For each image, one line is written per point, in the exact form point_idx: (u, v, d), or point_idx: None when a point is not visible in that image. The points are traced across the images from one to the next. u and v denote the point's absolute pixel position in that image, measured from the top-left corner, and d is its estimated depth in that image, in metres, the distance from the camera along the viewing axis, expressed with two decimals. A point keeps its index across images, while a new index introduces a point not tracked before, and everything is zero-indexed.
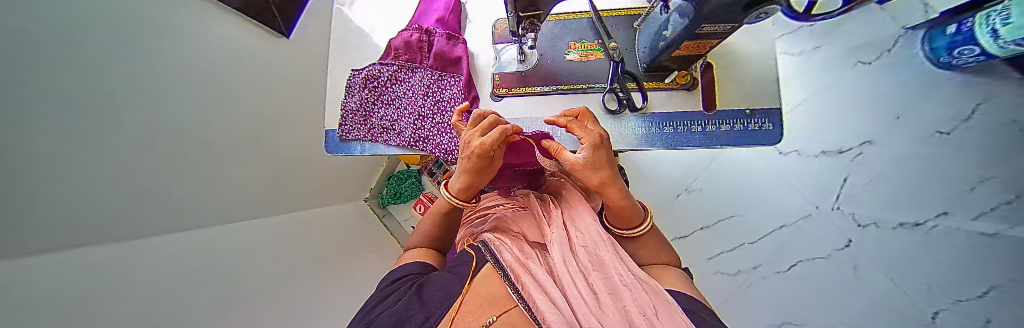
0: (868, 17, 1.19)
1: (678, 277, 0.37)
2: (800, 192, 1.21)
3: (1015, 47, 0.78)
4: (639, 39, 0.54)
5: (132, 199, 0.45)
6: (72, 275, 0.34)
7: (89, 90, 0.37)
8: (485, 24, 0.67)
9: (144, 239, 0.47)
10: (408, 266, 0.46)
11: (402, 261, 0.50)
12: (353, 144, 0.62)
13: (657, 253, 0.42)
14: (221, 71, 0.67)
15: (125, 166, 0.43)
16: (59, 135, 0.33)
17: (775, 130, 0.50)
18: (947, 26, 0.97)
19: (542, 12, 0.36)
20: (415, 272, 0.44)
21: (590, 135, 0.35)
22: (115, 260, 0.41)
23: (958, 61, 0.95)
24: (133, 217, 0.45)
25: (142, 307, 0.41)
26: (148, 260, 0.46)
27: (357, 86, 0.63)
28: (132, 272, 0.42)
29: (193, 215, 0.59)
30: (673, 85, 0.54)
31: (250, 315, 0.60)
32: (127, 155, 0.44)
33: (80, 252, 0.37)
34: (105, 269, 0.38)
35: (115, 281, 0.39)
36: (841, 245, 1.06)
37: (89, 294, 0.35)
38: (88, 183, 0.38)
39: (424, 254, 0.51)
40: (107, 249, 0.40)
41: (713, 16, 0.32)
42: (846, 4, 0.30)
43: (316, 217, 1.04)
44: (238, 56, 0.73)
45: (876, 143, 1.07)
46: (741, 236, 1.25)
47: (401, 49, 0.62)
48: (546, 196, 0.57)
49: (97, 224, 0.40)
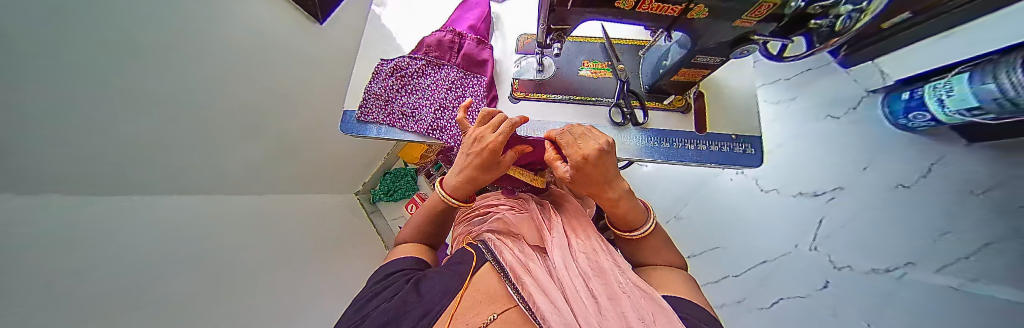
0: (836, 78, 1.36)
1: (676, 280, 0.40)
2: (783, 229, 1.23)
3: (961, 115, 0.95)
4: (643, 65, 0.61)
5: (112, 162, 0.44)
6: (64, 234, 0.34)
7: (100, 56, 0.37)
8: (510, 37, 0.74)
9: (117, 202, 0.45)
10: (404, 260, 0.46)
11: (393, 257, 0.49)
12: (370, 125, 0.64)
13: (659, 256, 0.45)
14: (243, 51, 0.68)
15: (115, 135, 0.43)
16: (59, 100, 0.33)
17: (756, 154, 0.56)
18: (902, 93, 1.13)
19: (569, 27, 0.42)
20: (407, 269, 0.43)
21: (575, 154, 0.36)
22: (98, 224, 0.39)
23: (914, 123, 1.13)
24: (105, 182, 0.44)
25: (141, 270, 0.41)
26: (130, 228, 0.44)
27: (384, 74, 0.67)
28: (122, 240, 0.41)
29: (174, 188, 0.57)
30: (670, 107, 0.61)
31: (241, 299, 0.58)
32: (124, 115, 0.43)
33: (60, 218, 0.35)
34: (93, 231, 0.38)
35: (111, 245, 0.39)
36: (820, 286, 1.12)
37: (85, 261, 0.34)
38: (75, 153, 0.38)
39: (417, 249, 0.50)
40: (77, 211, 0.38)
41: (707, 49, 0.40)
42: (809, 50, 0.36)
43: (301, 206, 1.01)
44: (270, 42, 0.76)
45: (846, 189, 1.19)
46: (726, 268, 1.23)
47: (433, 47, 0.68)
48: (547, 202, 0.59)
49: (63, 186, 0.38)
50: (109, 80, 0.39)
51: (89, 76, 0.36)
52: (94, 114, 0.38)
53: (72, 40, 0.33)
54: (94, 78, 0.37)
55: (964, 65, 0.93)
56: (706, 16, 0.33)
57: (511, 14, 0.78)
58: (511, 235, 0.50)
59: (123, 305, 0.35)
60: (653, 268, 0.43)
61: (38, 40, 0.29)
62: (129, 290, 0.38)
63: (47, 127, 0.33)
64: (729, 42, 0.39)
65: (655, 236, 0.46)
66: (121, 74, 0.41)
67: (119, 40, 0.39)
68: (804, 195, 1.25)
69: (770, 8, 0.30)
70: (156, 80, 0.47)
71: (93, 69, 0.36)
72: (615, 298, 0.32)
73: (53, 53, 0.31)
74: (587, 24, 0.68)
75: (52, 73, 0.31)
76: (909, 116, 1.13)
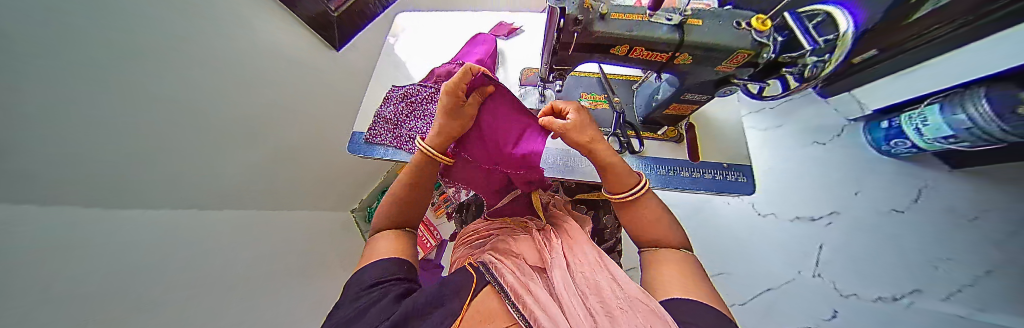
0: (818, 109, 1.45)
1: (682, 271, 0.30)
2: (785, 257, 1.21)
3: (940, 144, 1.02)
4: (637, 98, 0.65)
5: (116, 171, 0.46)
6: (41, 240, 0.33)
7: (102, 58, 0.40)
8: (513, 72, 0.85)
9: (114, 208, 0.46)
10: (386, 263, 0.37)
11: (369, 259, 0.39)
12: (376, 147, 0.66)
13: (665, 238, 0.35)
14: (236, 61, 0.69)
15: (121, 144, 0.46)
16: (61, 99, 0.36)
17: (748, 182, 0.58)
18: (881, 122, 1.21)
19: (570, 68, 0.46)
20: (396, 277, 0.35)
21: (568, 105, 0.42)
22: (77, 233, 0.38)
23: (895, 149, 1.20)
24: (114, 188, 0.46)
25: (119, 279, 0.39)
26: (114, 237, 0.42)
27: (395, 98, 0.72)
28: (102, 250, 0.40)
29: (176, 198, 0.58)
30: (664, 137, 0.64)
31: (230, 316, 0.55)
32: (124, 124, 0.45)
33: (41, 224, 0.34)
34: (68, 239, 0.36)
35: (88, 244, 0.38)
36: (829, 316, 1.08)
37: (59, 268, 0.33)
38: (62, 157, 0.38)
39: (402, 247, 0.41)
40: (59, 217, 0.37)
41: (694, 87, 0.43)
42: (786, 91, 0.40)
43: (298, 224, 1.00)
44: (264, 55, 0.78)
45: (842, 213, 1.21)
46: (731, 296, 1.18)
47: (442, 77, 0.72)
48: (545, 224, 0.58)
49: (53, 189, 0.37)
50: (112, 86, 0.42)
51: (93, 81, 0.39)
52: (98, 118, 0.41)
53: (70, 43, 0.36)
54: (98, 85, 0.40)
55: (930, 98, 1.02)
56: (690, 62, 0.38)
57: (516, 53, 0.90)
58: (509, 254, 0.49)
59: (99, 299, 0.35)
60: (655, 253, 0.34)
61: (31, 37, 0.31)
62: (108, 286, 0.38)
63: (50, 125, 0.35)
64: (715, 84, 0.43)
65: (647, 207, 0.38)
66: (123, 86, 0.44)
67: (115, 45, 0.42)
68: (801, 219, 1.24)
69: (746, 56, 0.35)
70: (156, 86, 0.50)
71: (96, 74, 0.40)
72: (610, 309, 0.31)
73: (48, 51, 0.33)
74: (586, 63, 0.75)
75: (48, 71, 0.34)
76: (890, 143, 1.20)
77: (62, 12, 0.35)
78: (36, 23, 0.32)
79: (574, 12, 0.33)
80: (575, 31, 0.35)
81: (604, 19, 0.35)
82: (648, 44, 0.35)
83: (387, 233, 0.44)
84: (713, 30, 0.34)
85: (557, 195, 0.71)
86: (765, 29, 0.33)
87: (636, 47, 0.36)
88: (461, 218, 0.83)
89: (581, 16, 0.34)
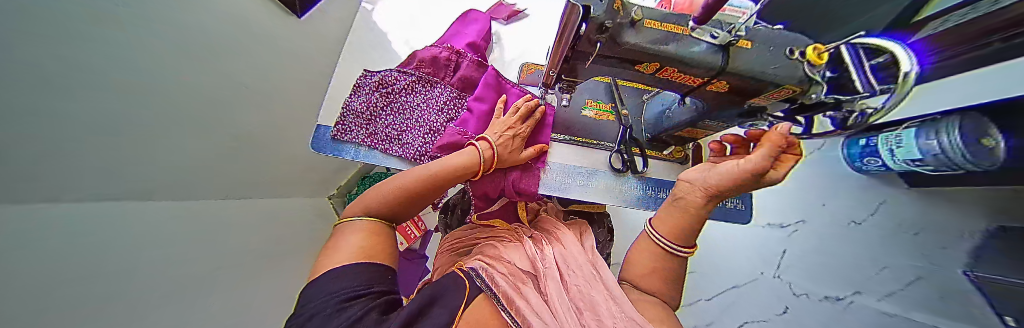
0: None
1: (657, 310, 0.35)
2: (751, 259, 1.41)
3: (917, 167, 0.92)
4: (647, 111, 0.61)
5: (68, 178, 0.39)
6: (26, 250, 0.31)
7: (95, 61, 0.36)
8: (510, 66, 0.81)
9: (71, 207, 0.41)
10: (356, 272, 0.29)
11: (325, 269, 0.31)
12: (347, 145, 0.58)
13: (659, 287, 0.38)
14: (219, 39, 0.60)
15: (81, 141, 0.39)
16: (43, 110, 0.32)
17: (745, 210, 0.58)
18: (858, 139, 1.13)
19: (578, 80, 0.42)
20: (378, 287, 0.30)
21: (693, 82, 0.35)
22: (47, 240, 0.34)
23: (867, 167, 1.12)
24: (72, 186, 0.40)
25: (77, 290, 0.36)
26: (77, 245, 0.38)
27: (367, 88, 0.63)
28: (65, 255, 0.36)
29: (140, 189, 0.52)
30: (669, 156, 0.62)
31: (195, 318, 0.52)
32: (108, 120, 0.41)
33: (24, 234, 0.31)
34: (44, 248, 0.33)
35: (54, 253, 0.35)
36: (779, 311, 1.22)
37: (33, 280, 0.30)
38: (43, 156, 0.34)
39: (380, 249, 0.36)
40: (37, 222, 0.34)
41: (715, 116, 0.43)
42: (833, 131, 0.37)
43: (272, 211, 0.93)
44: (247, 28, 0.69)
45: (808, 222, 1.29)
46: (700, 292, 1.44)
47: (426, 62, 0.66)
48: (535, 232, 0.57)
49: (26, 196, 0.33)
50: (91, 95, 0.37)
51: (75, 94, 0.35)
52: (72, 129, 0.37)
53: (65, 56, 0.32)
54: (76, 95, 0.35)
55: (915, 120, 0.91)
56: (726, 89, 0.35)
57: (514, 42, 0.86)
58: (499, 259, 0.45)
59: (64, 322, 0.32)
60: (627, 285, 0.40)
61: (41, 44, 0.29)
62: (68, 297, 0.34)
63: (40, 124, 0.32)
64: (737, 113, 0.41)
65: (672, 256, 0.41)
66: (104, 92, 0.39)
67: (111, 38, 0.38)
68: (771, 226, 1.42)
69: (790, 92, 0.31)
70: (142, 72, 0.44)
71: (81, 77, 0.35)
72: None
73: (46, 53, 0.30)
74: (585, 85, 0.66)
75: (40, 78, 0.30)
76: (864, 160, 1.12)
77: (76, 23, 0.32)
78: (34, 37, 0.28)
79: (601, 15, 0.26)
80: (598, 40, 0.29)
81: (634, 26, 0.29)
82: (678, 64, 0.31)
83: (355, 230, 0.37)
84: (759, 57, 0.30)
85: (550, 202, 0.71)
86: (821, 62, 0.28)
87: (667, 67, 0.32)
88: (446, 221, 0.79)
89: (610, 21, 0.27)
